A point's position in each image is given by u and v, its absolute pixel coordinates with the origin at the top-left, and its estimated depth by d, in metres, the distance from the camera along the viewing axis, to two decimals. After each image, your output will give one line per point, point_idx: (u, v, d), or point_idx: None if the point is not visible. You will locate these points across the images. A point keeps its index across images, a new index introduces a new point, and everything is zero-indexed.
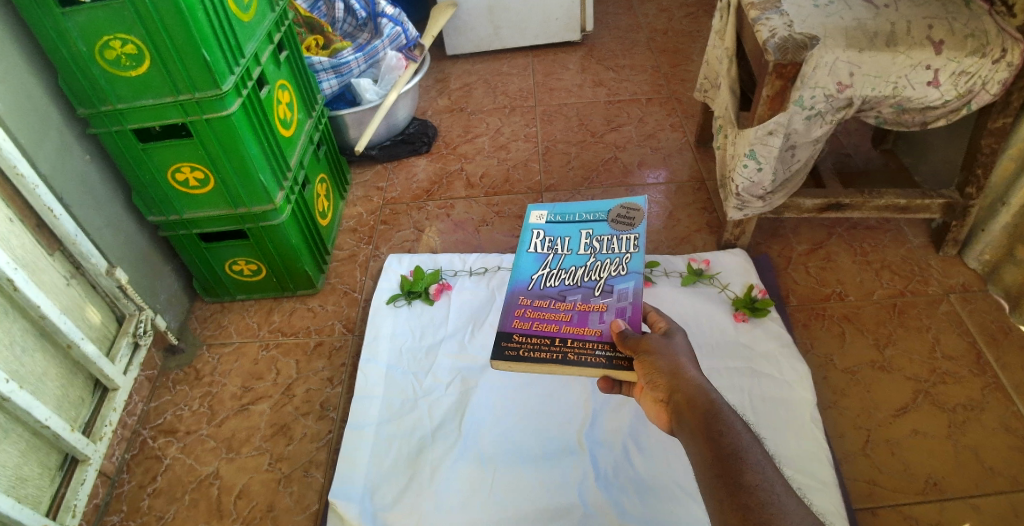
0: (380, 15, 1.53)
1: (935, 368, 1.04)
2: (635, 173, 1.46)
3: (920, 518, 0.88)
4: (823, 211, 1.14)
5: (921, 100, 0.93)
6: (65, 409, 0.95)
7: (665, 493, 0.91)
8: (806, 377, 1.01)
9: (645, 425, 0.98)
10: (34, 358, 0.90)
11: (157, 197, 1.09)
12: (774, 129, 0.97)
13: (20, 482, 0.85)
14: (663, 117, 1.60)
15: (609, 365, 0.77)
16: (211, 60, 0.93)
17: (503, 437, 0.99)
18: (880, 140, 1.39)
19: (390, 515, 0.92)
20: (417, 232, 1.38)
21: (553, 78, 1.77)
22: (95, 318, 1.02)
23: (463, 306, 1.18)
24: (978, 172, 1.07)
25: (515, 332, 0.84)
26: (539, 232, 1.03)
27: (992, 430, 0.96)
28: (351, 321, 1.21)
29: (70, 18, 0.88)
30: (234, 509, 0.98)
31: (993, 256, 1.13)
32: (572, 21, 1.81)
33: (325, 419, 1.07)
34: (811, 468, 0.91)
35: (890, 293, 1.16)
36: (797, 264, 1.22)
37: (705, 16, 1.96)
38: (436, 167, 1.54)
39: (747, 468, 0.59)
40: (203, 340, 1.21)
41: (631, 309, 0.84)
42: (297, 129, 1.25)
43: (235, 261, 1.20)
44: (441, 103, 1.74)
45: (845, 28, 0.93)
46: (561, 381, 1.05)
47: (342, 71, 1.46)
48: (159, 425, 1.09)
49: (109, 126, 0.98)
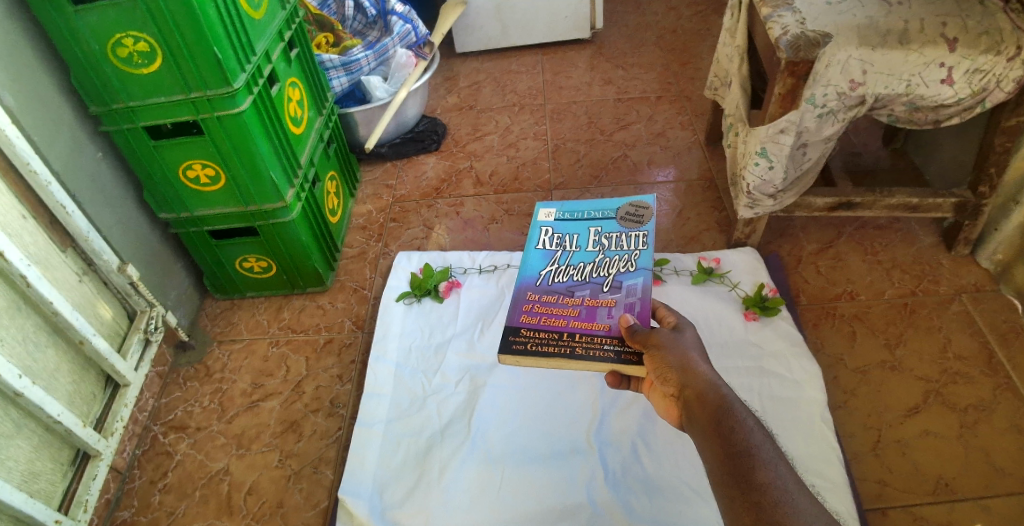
0: (389, 13, 1.53)
1: (946, 368, 1.03)
2: (645, 172, 1.45)
3: (930, 518, 0.88)
4: (834, 210, 1.13)
5: (934, 98, 0.93)
6: (77, 404, 0.95)
7: (673, 493, 0.91)
8: (816, 376, 1.00)
9: (653, 426, 0.98)
10: (47, 355, 0.91)
11: (168, 195, 1.09)
12: (785, 127, 0.96)
13: (33, 476, 0.86)
14: (672, 115, 1.59)
15: (617, 360, 0.77)
16: (222, 58, 0.93)
17: (511, 436, 0.99)
18: (891, 139, 1.38)
19: (399, 514, 0.92)
20: (426, 230, 1.38)
21: (562, 76, 1.77)
22: (106, 314, 1.02)
23: (472, 304, 1.18)
24: (990, 171, 1.06)
25: (523, 326, 0.84)
26: (547, 229, 1.03)
27: (1003, 430, 0.95)
28: (361, 319, 1.22)
29: (82, 17, 0.88)
30: (244, 505, 0.98)
31: (1005, 256, 1.12)
32: (580, 19, 1.80)
33: (334, 416, 1.07)
34: (823, 469, 0.90)
35: (901, 292, 1.15)
36: (808, 264, 1.22)
37: (714, 14, 1.95)
38: (445, 165, 1.54)
39: (759, 467, 0.58)
40: (214, 337, 1.22)
41: (640, 305, 0.83)
42: (308, 126, 1.26)
43: (245, 259, 1.20)
44: (449, 101, 1.74)
45: (857, 26, 0.92)
46: (569, 379, 1.05)
47: (353, 69, 1.46)
48: (169, 421, 1.10)
49: (120, 124, 0.99)
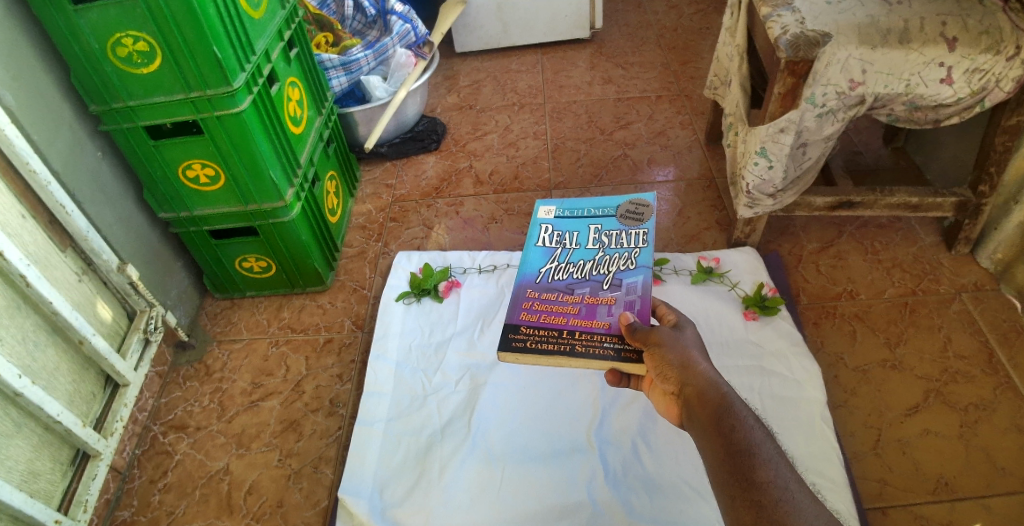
0: (389, 12, 1.53)
1: (946, 368, 1.03)
2: (645, 171, 1.45)
3: (931, 517, 0.88)
4: (834, 209, 1.13)
5: (934, 97, 0.93)
6: (76, 404, 0.95)
7: (674, 492, 0.91)
8: (817, 375, 1.00)
9: (654, 424, 0.98)
10: (47, 354, 0.90)
11: (168, 193, 1.09)
12: (785, 126, 0.96)
13: (33, 476, 0.85)
14: (673, 114, 1.59)
15: (617, 358, 0.77)
16: (222, 57, 0.93)
17: (511, 435, 0.99)
18: (891, 138, 1.38)
19: (399, 513, 0.92)
20: (426, 229, 1.38)
21: (562, 75, 1.77)
22: (106, 313, 1.02)
23: (472, 303, 1.18)
24: (991, 170, 1.06)
25: (523, 324, 0.84)
26: (547, 226, 1.03)
27: (1004, 430, 0.95)
28: (361, 318, 1.22)
29: (82, 15, 0.88)
30: (244, 504, 0.98)
31: (1005, 255, 1.12)
32: (580, 18, 1.80)
33: (334, 416, 1.07)
34: (823, 468, 0.90)
35: (901, 291, 1.15)
36: (808, 263, 1.22)
37: (715, 13, 1.95)
38: (445, 165, 1.54)
39: (760, 465, 0.58)
40: (214, 336, 1.22)
41: (640, 303, 0.83)
42: (308, 125, 1.26)
43: (245, 258, 1.20)
44: (450, 100, 1.74)
45: (858, 25, 0.92)
46: (569, 378, 1.05)
47: (352, 68, 1.46)
48: (169, 421, 1.10)
49: (120, 123, 0.99)
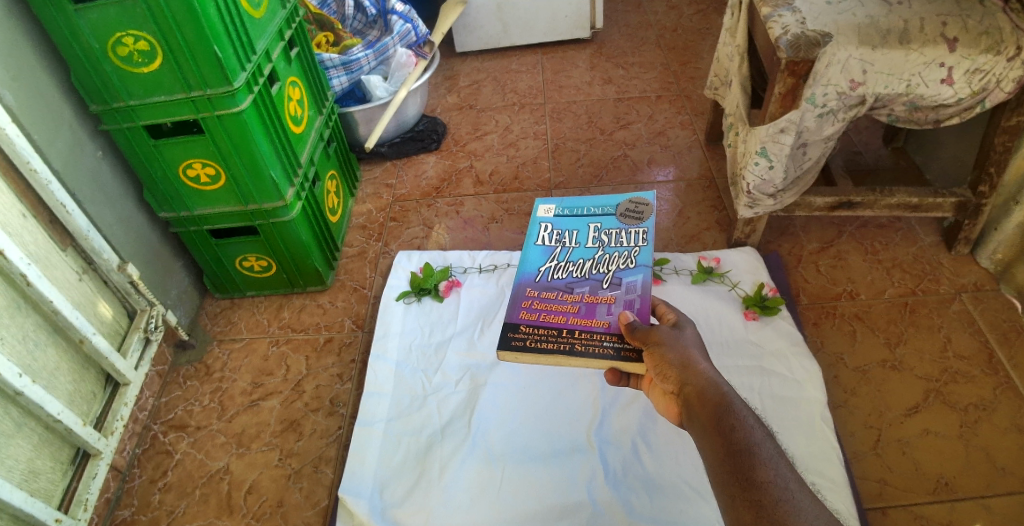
0: (390, 12, 1.53)
1: (946, 368, 1.03)
2: (645, 171, 1.45)
3: (931, 517, 0.88)
4: (834, 209, 1.13)
5: (933, 97, 0.93)
6: (77, 403, 0.95)
7: (674, 492, 0.91)
8: (816, 375, 1.00)
9: (654, 424, 0.98)
10: (47, 353, 0.90)
11: (168, 192, 1.09)
12: (785, 126, 0.96)
13: (33, 475, 0.85)
14: (673, 115, 1.59)
15: (616, 357, 0.77)
16: (222, 56, 0.93)
17: (512, 435, 0.99)
18: (891, 138, 1.38)
19: (399, 513, 0.92)
20: (426, 229, 1.38)
21: (562, 75, 1.77)
22: (106, 313, 1.02)
23: (472, 303, 1.18)
24: (991, 170, 1.06)
25: (523, 323, 0.84)
26: (547, 225, 1.03)
27: (1004, 430, 0.95)
28: (361, 318, 1.22)
29: (82, 14, 0.88)
30: (244, 504, 0.98)
31: (1005, 256, 1.12)
32: (580, 18, 1.80)
33: (335, 415, 1.07)
34: (823, 468, 0.90)
35: (901, 291, 1.15)
36: (808, 263, 1.22)
37: (715, 13, 1.95)
38: (445, 164, 1.54)
39: (760, 465, 0.58)
40: (214, 336, 1.22)
41: (639, 302, 0.83)
42: (308, 125, 1.26)
43: (245, 258, 1.20)
44: (450, 100, 1.74)
45: (858, 25, 0.92)
46: (569, 378, 1.05)
47: (353, 68, 1.46)
48: (169, 421, 1.10)
49: (120, 122, 0.99)
